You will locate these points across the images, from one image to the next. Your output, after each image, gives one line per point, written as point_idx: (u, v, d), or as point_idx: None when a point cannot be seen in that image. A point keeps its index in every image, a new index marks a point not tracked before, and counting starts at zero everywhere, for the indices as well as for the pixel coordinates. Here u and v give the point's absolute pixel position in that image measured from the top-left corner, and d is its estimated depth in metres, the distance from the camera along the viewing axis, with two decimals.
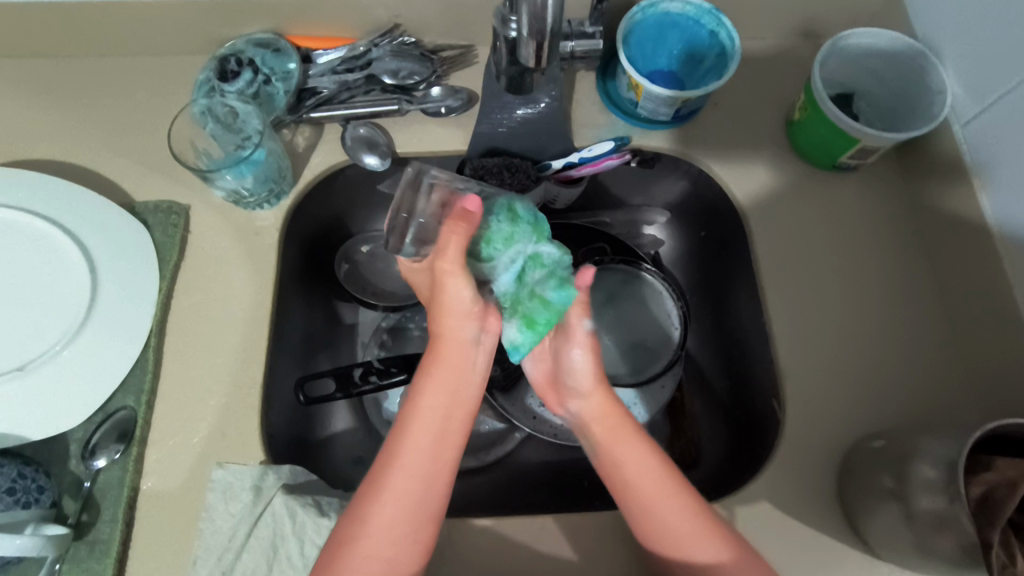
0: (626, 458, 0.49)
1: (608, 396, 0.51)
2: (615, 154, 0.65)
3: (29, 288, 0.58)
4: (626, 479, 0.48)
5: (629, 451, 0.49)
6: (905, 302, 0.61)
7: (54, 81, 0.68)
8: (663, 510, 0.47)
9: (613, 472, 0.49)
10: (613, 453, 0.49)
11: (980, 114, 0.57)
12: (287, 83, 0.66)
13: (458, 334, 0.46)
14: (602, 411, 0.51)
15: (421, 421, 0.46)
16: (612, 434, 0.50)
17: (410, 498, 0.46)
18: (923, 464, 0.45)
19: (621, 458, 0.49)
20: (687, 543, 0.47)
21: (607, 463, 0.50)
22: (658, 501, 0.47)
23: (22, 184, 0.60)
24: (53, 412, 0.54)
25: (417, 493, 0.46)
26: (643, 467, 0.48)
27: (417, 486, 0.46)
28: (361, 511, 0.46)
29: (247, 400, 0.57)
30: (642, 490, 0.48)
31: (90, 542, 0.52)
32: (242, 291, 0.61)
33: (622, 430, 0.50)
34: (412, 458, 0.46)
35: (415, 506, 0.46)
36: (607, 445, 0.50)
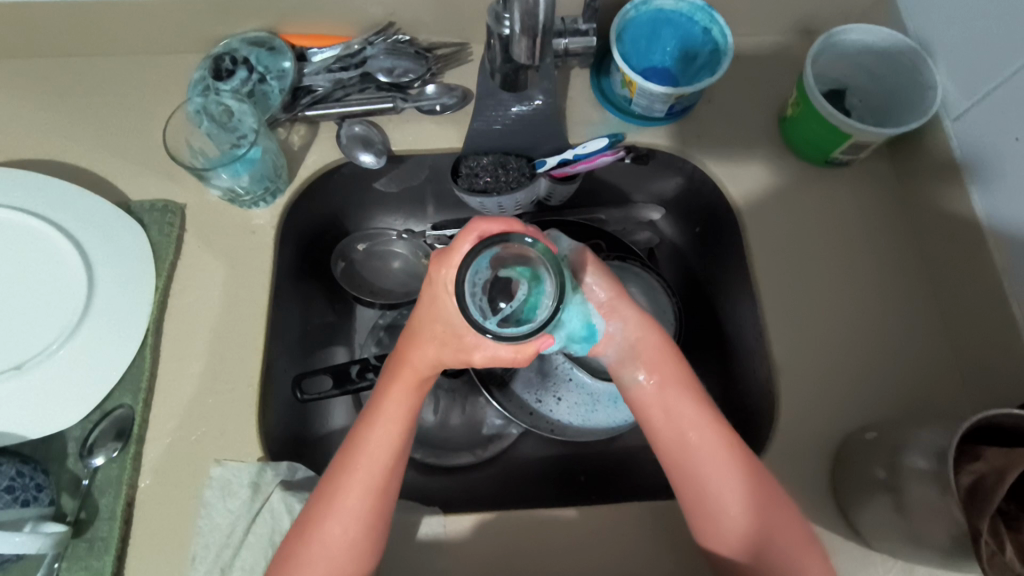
0: (679, 415, 0.51)
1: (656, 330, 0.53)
2: (609, 152, 0.65)
3: (25, 288, 0.58)
4: (687, 436, 0.50)
5: (691, 410, 0.51)
6: (897, 296, 0.61)
7: (49, 80, 0.68)
8: (719, 475, 0.49)
9: (675, 435, 0.51)
10: (668, 396, 0.52)
11: (970, 109, 0.58)
12: (282, 82, 0.66)
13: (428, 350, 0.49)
14: (649, 343, 0.53)
15: (369, 445, 0.49)
16: (664, 375, 0.52)
17: (345, 519, 0.48)
18: (914, 455, 0.45)
19: (682, 415, 0.51)
20: (727, 513, 0.48)
21: (670, 424, 0.51)
22: (715, 463, 0.49)
23: (17, 184, 0.60)
24: (50, 411, 0.54)
25: (363, 506, 0.48)
26: (702, 427, 0.50)
27: (363, 498, 0.48)
28: (303, 524, 0.49)
29: (244, 397, 0.57)
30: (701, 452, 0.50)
31: (89, 540, 0.52)
32: (238, 290, 0.61)
33: (674, 372, 0.52)
34: (356, 480, 0.48)
35: (352, 531, 0.48)
36: (671, 407, 0.51)
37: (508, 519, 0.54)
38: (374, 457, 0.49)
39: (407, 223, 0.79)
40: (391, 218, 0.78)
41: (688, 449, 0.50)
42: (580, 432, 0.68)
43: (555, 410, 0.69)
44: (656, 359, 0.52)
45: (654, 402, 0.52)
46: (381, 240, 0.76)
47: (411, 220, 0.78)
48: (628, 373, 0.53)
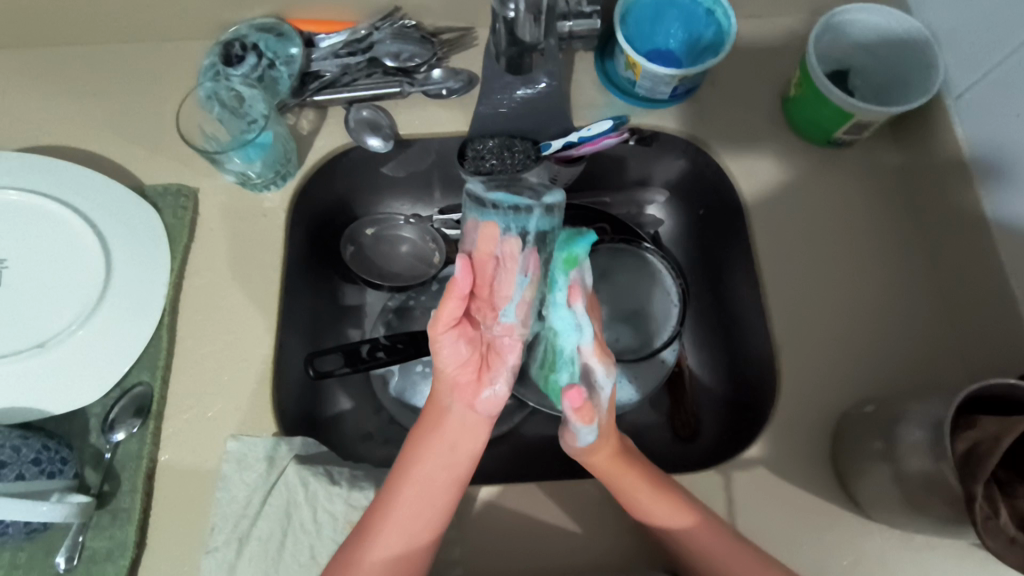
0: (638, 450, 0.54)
1: (614, 447, 0.51)
2: (614, 133, 0.65)
3: (46, 270, 0.59)
4: (643, 510, 0.51)
5: (659, 511, 0.50)
6: (900, 274, 0.62)
7: (64, 67, 0.70)
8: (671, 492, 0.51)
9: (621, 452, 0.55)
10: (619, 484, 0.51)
11: (972, 87, 0.58)
12: (291, 67, 0.67)
13: (462, 379, 0.51)
14: (613, 465, 0.51)
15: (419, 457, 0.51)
16: (612, 464, 0.51)
17: (402, 525, 0.49)
18: (912, 425, 0.46)
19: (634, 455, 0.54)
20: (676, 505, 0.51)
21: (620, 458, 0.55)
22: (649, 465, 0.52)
23: (37, 169, 0.62)
24: (72, 388, 0.56)
25: (418, 504, 0.50)
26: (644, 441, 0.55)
27: (424, 485, 0.50)
28: (366, 527, 0.50)
29: (258, 375, 0.59)
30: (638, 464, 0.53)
31: (112, 511, 0.54)
32: (250, 272, 0.63)
33: (625, 469, 0.51)
34: (415, 488, 0.50)
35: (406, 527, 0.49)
36: (624, 484, 0.51)
37: (518, 495, 0.55)
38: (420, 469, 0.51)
39: (414, 208, 0.80)
40: (399, 203, 0.79)
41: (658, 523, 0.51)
42: None
43: None
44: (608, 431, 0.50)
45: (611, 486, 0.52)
46: (389, 225, 0.78)
47: (418, 205, 0.80)
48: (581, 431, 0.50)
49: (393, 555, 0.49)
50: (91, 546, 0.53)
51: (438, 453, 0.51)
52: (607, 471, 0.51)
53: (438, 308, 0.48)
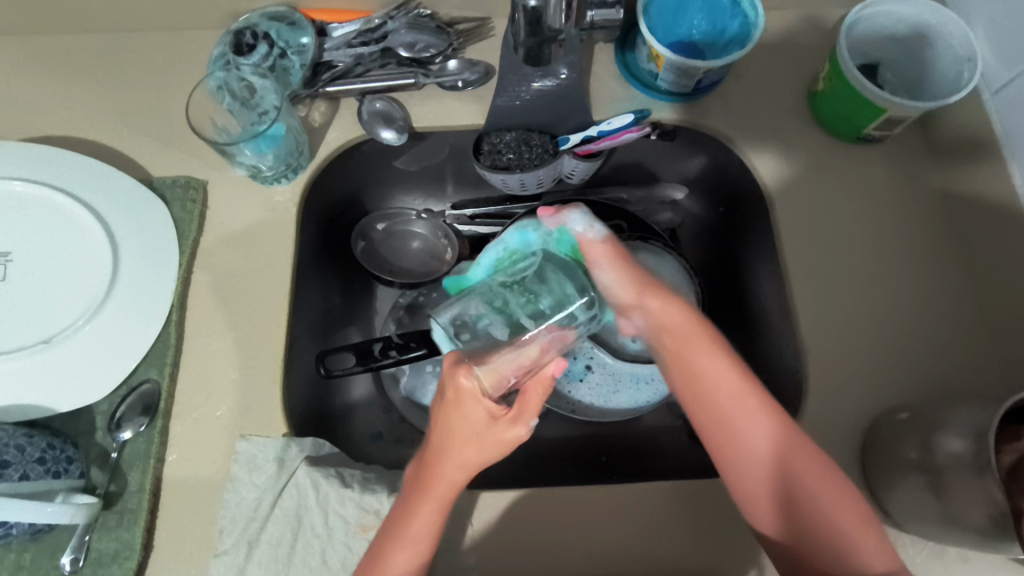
0: (744, 446, 0.46)
1: (679, 310, 0.51)
2: (634, 128, 0.64)
3: (52, 263, 0.58)
4: (710, 393, 0.47)
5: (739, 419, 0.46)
6: (931, 276, 0.60)
7: (71, 56, 0.68)
8: (760, 491, 0.45)
9: (709, 415, 0.47)
10: (691, 363, 0.49)
11: (1011, 82, 0.56)
12: (303, 57, 0.65)
13: (467, 459, 0.46)
14: (669, 319, 0.51)
15: (428, 506, 0.47)
16: (685, 341, 0.50)
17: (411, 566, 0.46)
18: (951, 434, 0.44)
19: (711, 388, 0.47)
20: (765, 510, 0.46)
21: (712, 422, 0.47)
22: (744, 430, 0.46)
23: (43, 160, 0.60)
24: (78, 385, 0.55)
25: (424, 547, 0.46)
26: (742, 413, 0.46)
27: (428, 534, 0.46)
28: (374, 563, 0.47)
29: (269, 373, 0.57)
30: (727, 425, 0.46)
31: (119, 511, 0.53)
32: (260, 267, 0.61)
33: (698, 336, 0.49)
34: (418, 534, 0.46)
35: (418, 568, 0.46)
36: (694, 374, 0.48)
37: (535, 501, 0.53)
38: (429, 521, 0.47)
39: (426, 203, 0.78)
40: (410, 197, 0.77)
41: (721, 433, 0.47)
42: (603, 413, 0.68)
43: (576, 391, 0.69)
44: (683, 335, 0.50)
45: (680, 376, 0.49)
46: (400, 220, 0.76)
47: (430, 200, 0.78)
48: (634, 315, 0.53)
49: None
50: (97, 548, 0.52)
51: (438, 507, 0.47)
52: (664, 330, 0.51)
53: (526, 401, 0.46)
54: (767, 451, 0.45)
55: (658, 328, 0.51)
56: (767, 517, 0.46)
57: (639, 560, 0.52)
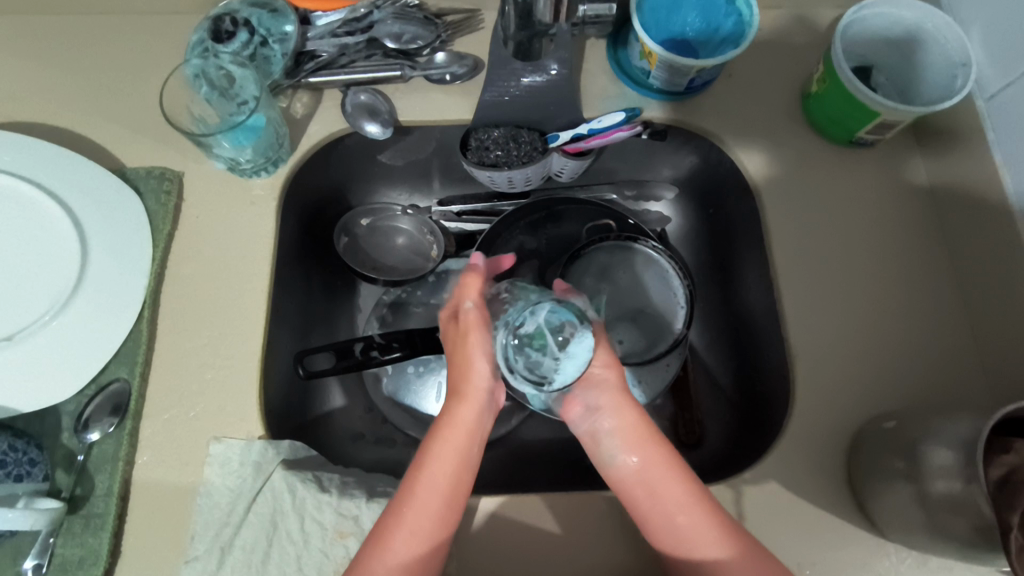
0: (661, 494, 0.46)
1: (639, 416, 0.50)
2: (626, 126, 0.62)
3: (17, 256, 0.55)
4: (654, 487, 0.47)
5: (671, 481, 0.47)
6: (920, 283, 0.59)
7: (40, 39, 0.65)
8: (685, 523, 0.46)
9: (639, 484, 0.47)
10: (642, 466, 0.48)
11: (1005, 88, 0.56)
12: (285, 45, 0.62)
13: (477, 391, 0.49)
14: (633, 426, 0.49)
15: (449, 442, 0.48)
16: (642, 446, 0.48)
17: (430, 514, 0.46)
18: (938, 446, 0.44)
19: (658, 484, 0.47)
20: (696, 539, 0.45)
21: (644, 494, 0.47)
22: (674, 493, 0.46)
23: (8, 147, 0.58)
24: (43, 384, 0.52)
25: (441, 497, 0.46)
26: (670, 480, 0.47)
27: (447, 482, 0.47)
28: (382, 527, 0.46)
29: (245, 373, 0.55)
30: (664, 500, 0.46)
31: (85, 516, 0.51)
32: (237, 264, 0.59)
33: (650, 443, 0.48)
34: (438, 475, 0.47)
35: (438, 521, 0.46)
36: (651, 460, 0.48)
37: (518, 508, 0.52)
38: (448, 458, 0.48)
39: (412, 198, 0.76)
40: (395, 192, 0.75)
41: (662, 519, 0.46)
42: None
43: None
44: (637, 439, 0.48)
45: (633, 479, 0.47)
46: (385, 216, 0.74)
47: (415, 195, 0.76)
48: (604, 446, 0.49)
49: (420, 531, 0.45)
50: (62, 553, 0.50)
51: (462, 442, 0.48)
52: (624, 436, 0.49)
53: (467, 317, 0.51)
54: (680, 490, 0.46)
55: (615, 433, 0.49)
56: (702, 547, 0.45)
57: (623, 568, 0.51)
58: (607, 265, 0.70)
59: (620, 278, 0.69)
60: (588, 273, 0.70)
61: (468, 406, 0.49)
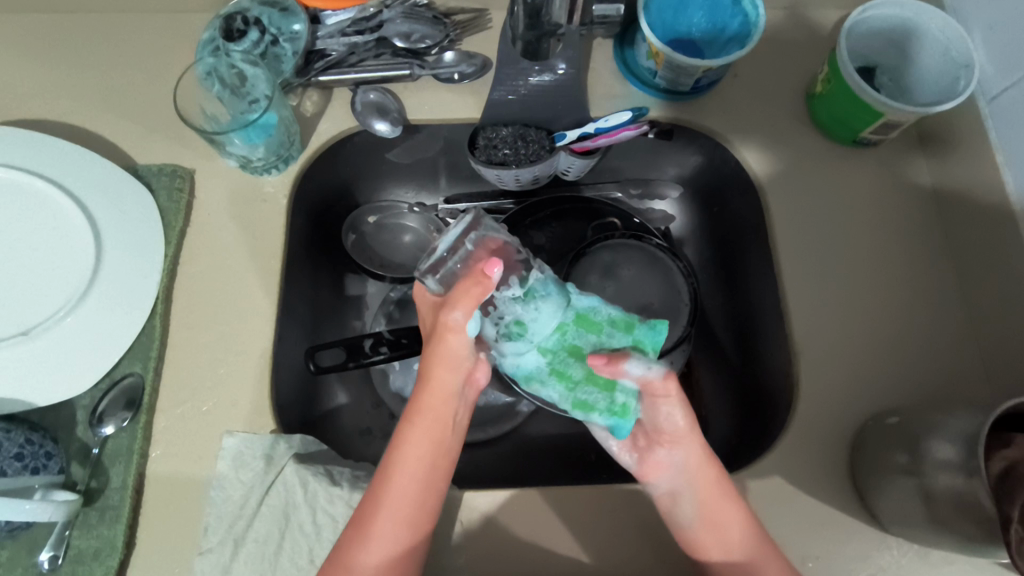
0: (733, 546, 0.48)
1: (721, 475, 0.49)
2: (632, 126, 0.62)
3: (32, 252, 0.56)
4: (724, 543, 0.48)
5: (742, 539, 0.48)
6: (923, 282, 0.60)
7: (52, 36, 0.66)
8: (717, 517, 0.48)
9: (711, 539, 0.48)
10: (712, 519, 0.48)
11: (1008, 89, 0.56)
12: (295, 44, 0.63)
13: (446, 383, 0.48)
14: (710, 485, 0.48)
15: (424, 430, 0.48)
16: (716, 504, 0.48)
17: (405, 506, 0.47)
18: (940, 441, 0.45)
19: (732, 542, 0.48)
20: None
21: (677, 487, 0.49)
22: (742, 546, 0.48)
23: (23, 144, 0.58)
24: (58, 378, 0.53)
25: (416, 491, 0.47)
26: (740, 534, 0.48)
27: (420, 475, 0.47)
28: (363, 518, 0.47)
29: (257, 368, 0.56)
30: (733, 553, 0.48)
31: (100, 508, 0.51)
32: (248, 260, 0.60)
33: (728, 501, 0.48)
34: (414, 468, 0.47)
35: (418, 511, 0.47)
36: (723, 517, 0.48)
37: (526, 502, 0.53)
38: (424, 446, 0.48)
39: (419, 196, 0.77)
40: (403, 190, 0.76)
41: (734, 570, 0.48)
42: None
43: None
44: (717, 498, 0.48)
45: (699, 530, 0.48)
46: (392, 213, 0.75)
47: (422, 193, 0.76)
48: (681, 502, 0.49)
49: (397, 523, 0.46)
50: (77, 545, 0.50)
51: (436, 432, 0.49)
52: (699, 491, 0.49)
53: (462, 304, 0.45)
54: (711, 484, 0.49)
55: (685, 481, 0.49)
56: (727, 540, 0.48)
57: (629, 561, 0.52)
58: (611, 263, 0.70)
59: (625, 275, 0.70)
60: (593, 271, 0.70)
61: (438, 397, 0.49)
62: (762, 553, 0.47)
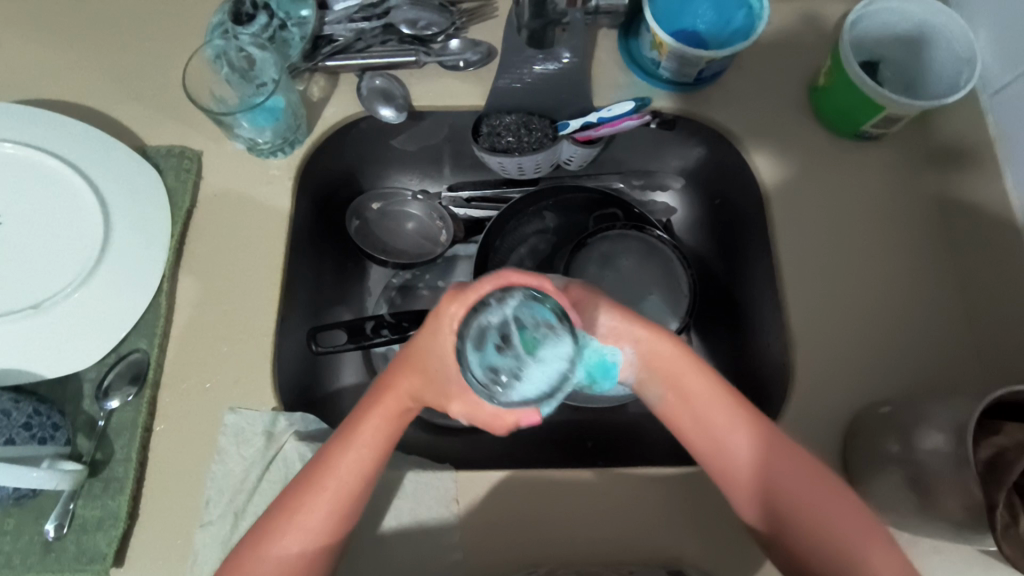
0: (774, 463, 0.45)
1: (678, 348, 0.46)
2: (634, 116, 0.63)
3: (42, 229, 0.57)
4: (741, 453, 0.45)
5: (776, 459, 0.45)
6: (920, 274, 0.60)
7: (64, 17, 0.67)
8: (778, 469, 0.45)
9: (705, 433, 0.46)
10: (709, 413, 0.46)
11: (1010, 85, 0.57)
12: (303, 29, 0.64)
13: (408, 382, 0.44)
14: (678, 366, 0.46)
15: (380, 418, 0.46)
16: (711, 392, 0.46)
17: (336, 493, 0.45)
18: (932, 430, 0.45)
19: (744, 457, 0.45)
20: (796, 500, 0.45)
21: (708, 438, 0.46)
22: (780, 462, 0.45)
23: (35, 122, 0.59)
24: (67, 352, 0.54)
25: (347, 479, 0.45)
26: (779, 453, 0.45)
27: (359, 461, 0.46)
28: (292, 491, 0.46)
29: (260, 347, 0.57)
30: (768, 466, 0.45)
31: (105, 479, 0.53)
32: (253, 242, 0.60)
33: (722, 392, 0.46)
34: (353, 455, 0.46)
35: (340, 504, 0.45)
36: (722, 419, 0.46)
37: (521, 484, 0.54)
38: (379, 429, 0.46)
39: (423, 183, 0.77)
40: (407, 177, 0.77)
41: (767, 490, 0.45)
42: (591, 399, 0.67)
43: None
44: (711, 392, 0.46)
45: (686, 420, 0.46)
46: (396, 200, 0.76)
47: (426, 180, 0.77)
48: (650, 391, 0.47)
49: (318, 512, 0.45)
50: (82, 514, 0.52)
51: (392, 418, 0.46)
52: (666, 371, 0.46)
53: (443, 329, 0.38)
54: (764, 433, 0.46)
55: (656, 373, 0.46)
56: (800, 500, 0.44)
57: (621, 543, 0.52)
58: (610, 253, 0.71)
59: (623, 266, 0.71)
60: (590, 262, 0.71)
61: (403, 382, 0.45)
62: (806, 481, 0.45)
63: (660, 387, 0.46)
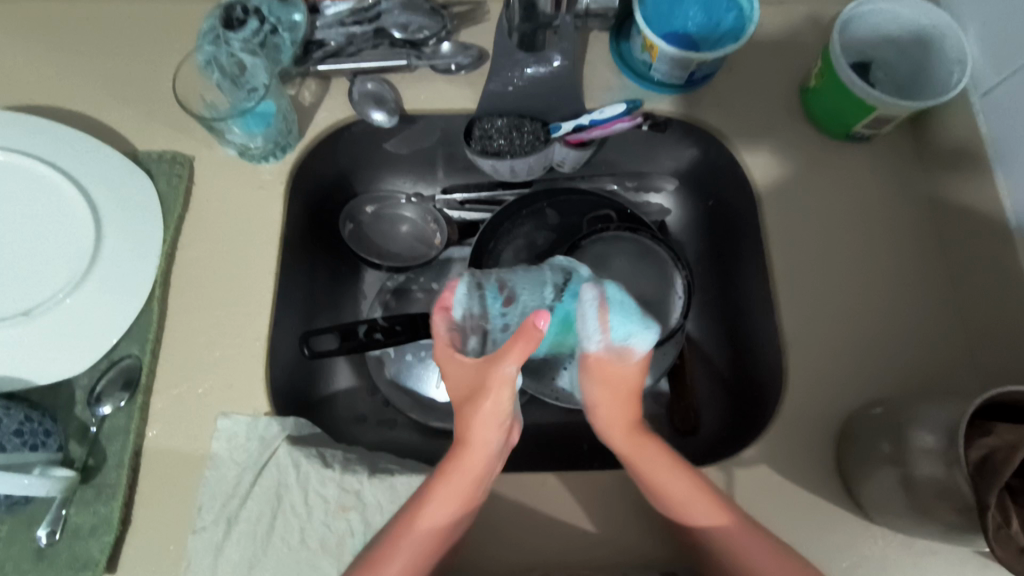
0: (671, 488, 0.47)
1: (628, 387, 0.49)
2: (626, 117, 0.62)
3: (34, 235, 0.57)
4: (660, 484, 0.48)
5: (678, 486, 0.47)
6: (912, 275, 0.60)
7: (58, 24, 0.67)
8: (678, 495, 0.47)
9: (637, 471, 0.49)
10: (637, 448, 0.48)
11: (999, 85, 0.57)
12: (295, 34, 0.63)
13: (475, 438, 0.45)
14: (607, 402, 0.49)
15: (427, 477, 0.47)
16: (632, 427, 0.49)
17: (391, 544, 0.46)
18: (922, 431, 0.45)
19: (660, 482, 0.48)
20: (701, 522, 0.47)
21: (637, 473, 0.49)
22: (682, 489, 0.47)
23: (27, 129, 0.59)
24: (58, 358, 0.54)
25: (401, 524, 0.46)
26: (662, 472, 0.48)
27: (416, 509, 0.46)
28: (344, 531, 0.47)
29: (253, 352, 0.57)
30: (671, 491, 0.47)
31: (97, 485, 0.53)
32: (245, 247, 0.61)
33: (642, 436, 0.49)
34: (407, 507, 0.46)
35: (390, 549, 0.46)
36: (629, 449, 0.48)
37: (514, 488, 0.54)
38: (425, 485, 0.47)
39: (416, 187, 0.77)
40: (400, 181, 0.77)
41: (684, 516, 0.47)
42: None
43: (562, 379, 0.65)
44: (620, 426, 0.49)
45: (623, 453, 0.49)
46: (389, 204, 0.76)
47: (420, 183, 0.77)
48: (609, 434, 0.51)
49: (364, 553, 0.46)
50: (75, 521, 0.52)
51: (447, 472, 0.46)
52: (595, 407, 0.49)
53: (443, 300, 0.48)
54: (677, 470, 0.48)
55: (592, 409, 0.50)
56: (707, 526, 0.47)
57: (614, 547, 0.52)
58: (605, 254, 0.70)
59: (618, 266, 0.70)
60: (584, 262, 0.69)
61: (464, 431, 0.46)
62: (718, 510, 0.47)
63: (620, 443, 0.49)
